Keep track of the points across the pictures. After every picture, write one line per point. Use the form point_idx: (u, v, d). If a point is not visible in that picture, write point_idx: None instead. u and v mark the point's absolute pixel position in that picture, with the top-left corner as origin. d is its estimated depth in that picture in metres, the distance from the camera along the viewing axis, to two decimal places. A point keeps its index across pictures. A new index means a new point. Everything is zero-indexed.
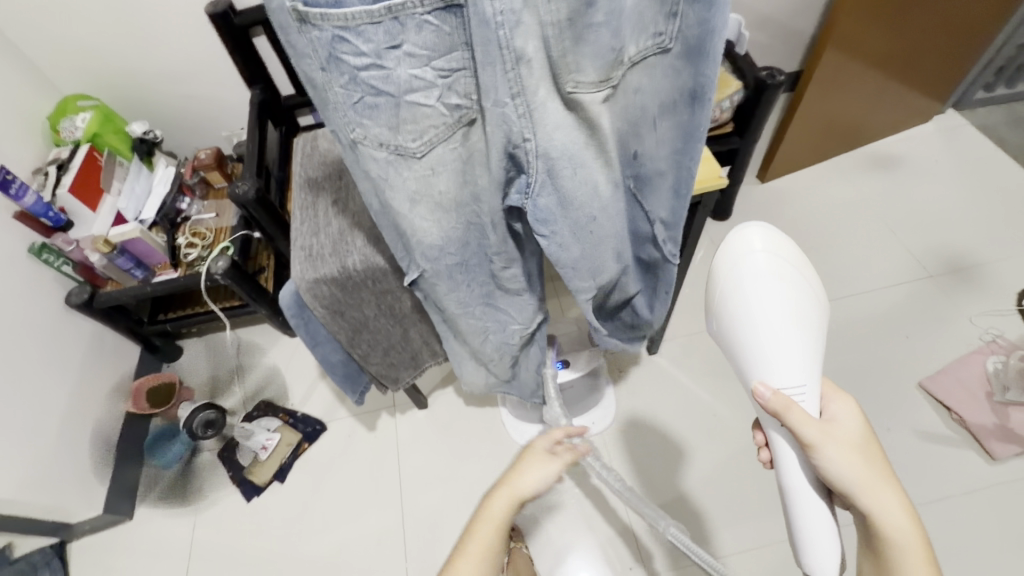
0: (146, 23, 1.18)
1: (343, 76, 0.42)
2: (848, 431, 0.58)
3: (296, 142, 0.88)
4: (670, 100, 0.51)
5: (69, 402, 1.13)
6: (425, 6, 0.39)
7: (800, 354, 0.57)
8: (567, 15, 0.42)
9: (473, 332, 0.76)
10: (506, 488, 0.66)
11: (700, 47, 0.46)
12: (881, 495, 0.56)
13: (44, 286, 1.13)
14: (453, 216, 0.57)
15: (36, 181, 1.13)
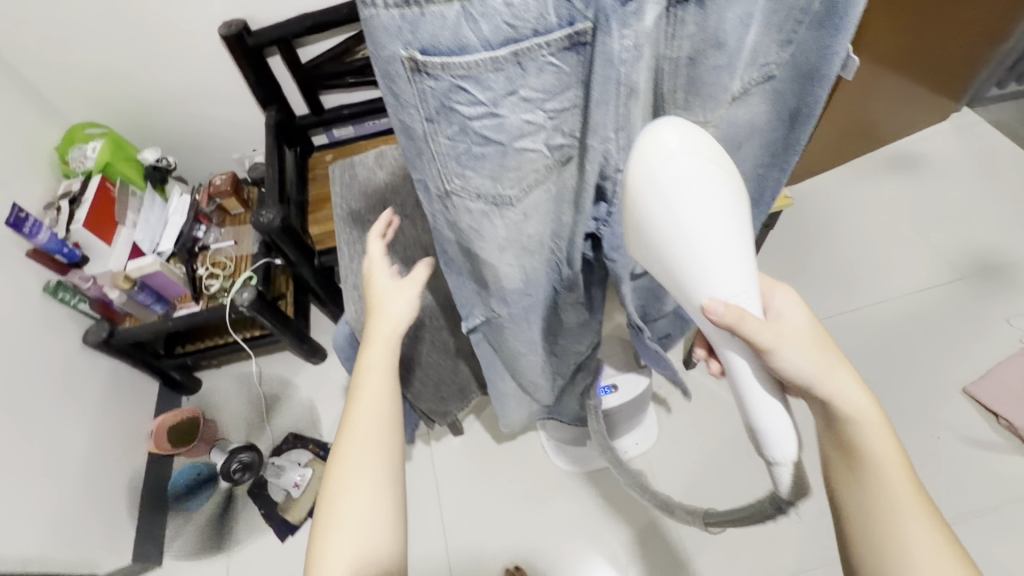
0: (155, 47, 1.13)
1: (451, 126, 0.39)
2: (799, 326, 0.47)
3: (331, 170, 0.84)
4: (765, 122, 0.53)
5: (89, 447, 1.08)
6: (551, 48, 0.36)
7: (735, 260, 0.41)
8: (689, 54, 0.41)
9: (530, 369, 0.72)
10: (377, 339, 0.57)
11: (810, 70, 0.48)
12: (839, 379, 0.46)
13: (60, 326, 1.08)
14: (536, 258, 0.53)
15: (49, 217, 1.07)
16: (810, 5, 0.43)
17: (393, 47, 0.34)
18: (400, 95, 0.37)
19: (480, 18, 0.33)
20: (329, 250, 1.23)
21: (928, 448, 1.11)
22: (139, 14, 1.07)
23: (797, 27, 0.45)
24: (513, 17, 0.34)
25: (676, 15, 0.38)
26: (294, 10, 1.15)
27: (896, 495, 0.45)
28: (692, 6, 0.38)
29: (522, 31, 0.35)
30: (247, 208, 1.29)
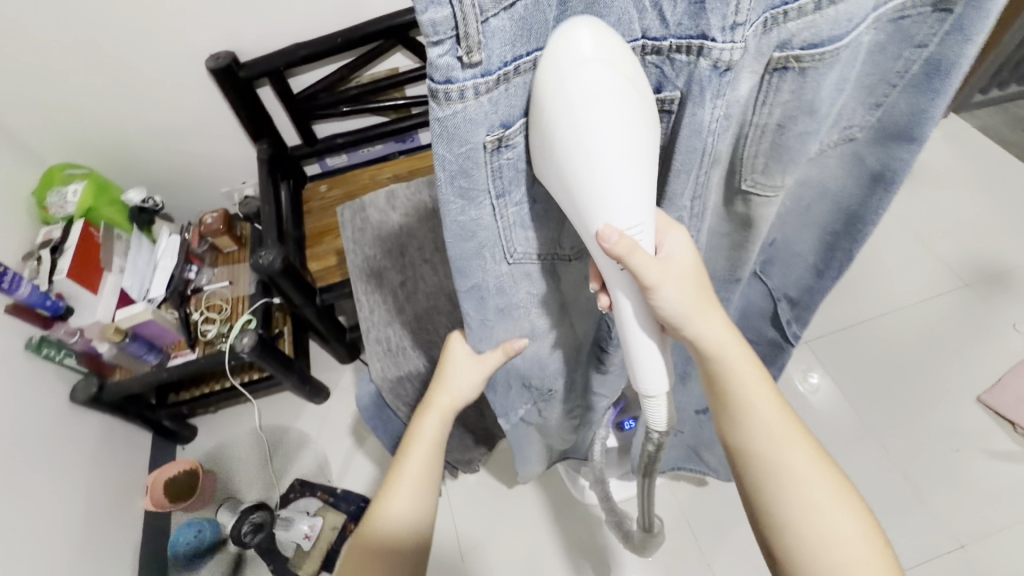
0: (139, 82, 1.07)
1: (519, 190, 0.39)
2: (686, 266, 0.42)
3: (341, 213, 0.80)
4: (839, 185, 0.53)
5: (82, 513, 1.00)
6: None
7: (640, 187, 0.35)
8: (780, 120, 0.40)
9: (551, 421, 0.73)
10: (433, 409, 0.57)
11: (900, 131, 0.46)
12: (710, 323, 0.44)
13: (45, 384, 1.00)
14: (566, 304, 0.55)
15: (29, 268, 1.01)
16: (909, 70, 0.42)
17: (478, 135, 0.33)
18: (472, 180, 0.36)
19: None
20: (331, 287, 1.16)
21: (949, 460, 1.10)
22: (123, 49, 1.01)
23: (888, 91, 0.44)
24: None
25: (769, 82, 0.38)
26: (286, 39, 1.09)
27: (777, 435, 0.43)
28: (790, 74, 0.37)
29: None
30: (241, 245, 1.23)
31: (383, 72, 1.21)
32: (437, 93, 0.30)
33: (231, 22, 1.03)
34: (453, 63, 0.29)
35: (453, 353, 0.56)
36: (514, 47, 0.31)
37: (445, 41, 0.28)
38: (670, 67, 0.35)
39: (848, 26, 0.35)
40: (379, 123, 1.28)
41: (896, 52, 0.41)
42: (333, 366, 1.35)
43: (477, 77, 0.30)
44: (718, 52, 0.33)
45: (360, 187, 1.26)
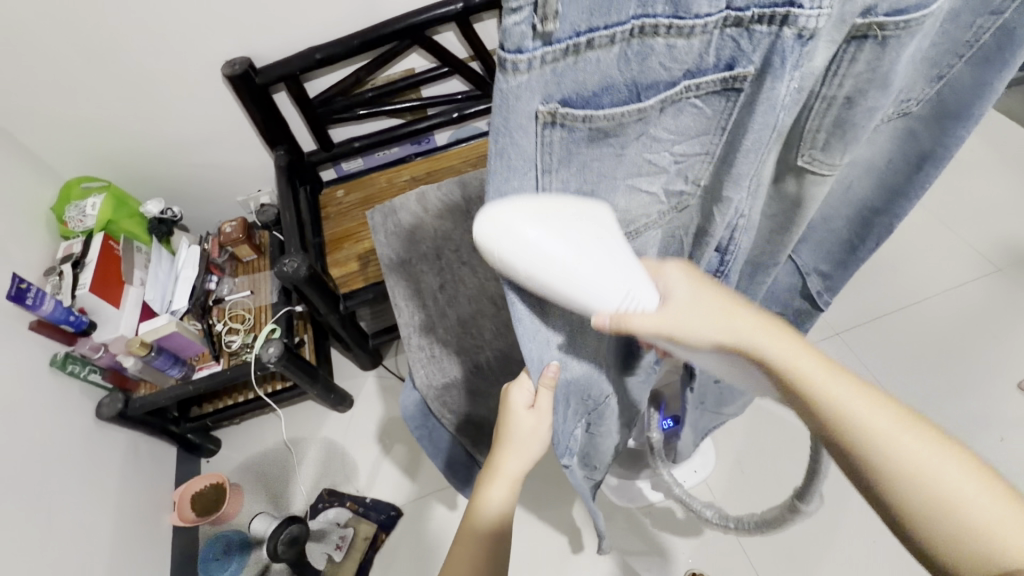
0: (153, 92, 1.05)
1: (570, 169, 0.32)
2: (692, 304, 0.40)
3: (369, 215, 0.78)
4: (884, 156, 0.49)
5: (113, 532, 0.98)
6: (698, 90, 0.32)
7: (615, 268, 0.33)
8: (848, 94, 0.36)
9: (605, 447, 0.69)
10: (499, 477, 0.51)
11: (958, 107, 0.43)
12: (759, 333, 0.39)
13: (71, 402, 0.99)
14: None
15: (51, 283, 0.99)
16: (980, 38, 0.38)
17: (534, 106, 0.27)
18: (524, 157, 0.29)
19: (632, 58, 0.28)
20: (354, 293, 1.13)
21: (993, 450, 1.08)
22: (137, 58, 0.99)
23: (955, 62, 0.40)
24: (670, 59, 0.29)
25: (845, 52, 0.33)
26: (301, 42, 1.07)
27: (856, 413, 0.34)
28: (870, 44, 0.32)
29: (674, 74, 0.30)
30: (260, 254, 1.22)
31: (399, 72, 1.19)
32: (501, 62, 0.25)
33: (246, 27, 1.01)
34: (527, 31, 0.24)
35: (513, 411, 0.50)
36: (590, 16, 0.25)
37: (523, 7, 0.23)
38: (746, 43, 0.30)
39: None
40: (397, 125, 1.27)
41: (971, 20, 0.37)
42: (355, 373, 1.33)
43: (547, 48, 0.24)
44: (806, 20, 0.28)
45: (379, 192, 1.24)
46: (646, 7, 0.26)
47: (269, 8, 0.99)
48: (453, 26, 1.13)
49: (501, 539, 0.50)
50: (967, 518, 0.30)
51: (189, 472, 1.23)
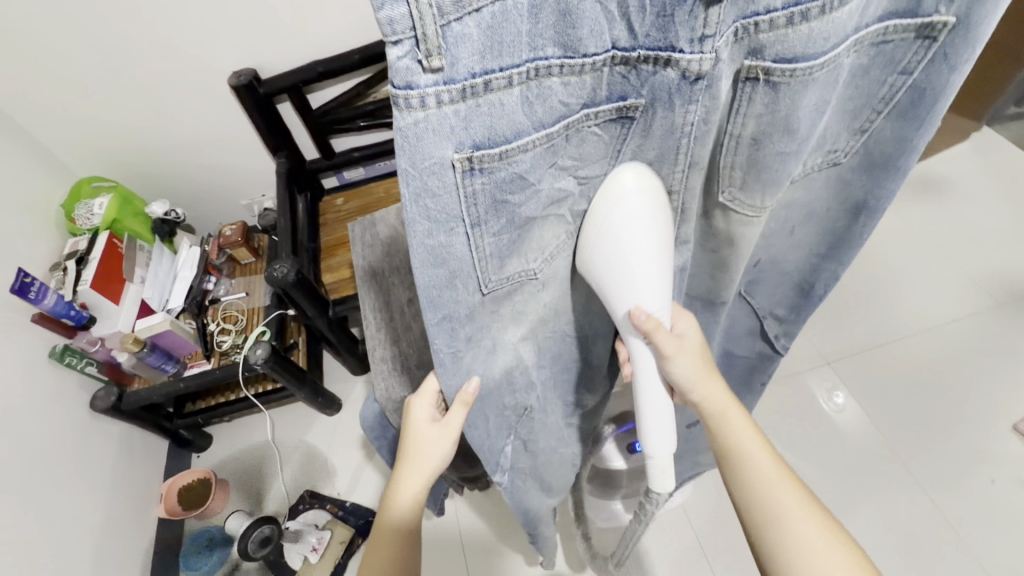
0: (163, 99, 1.10)
1: (498, 220, 0.36)
2: (694, 346, 0.49)
3: (351, 228, 0.81)
4: (824, 207, 0.53)
5: (99, 521, 1.02)
6: (597, 118, 0.35)
7: (664, 281, 0.42)
8: (753, 135, 0.39)
9: (554, 467, 0.74)
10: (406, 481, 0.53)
11: (884, 158, 0.46)
12: (713, 388, 0.50)
13: (67, 392, 1.03)
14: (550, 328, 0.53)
15: (55, 279, 1.05)
16: (895, 96, 0.41)
17: (442, 151, 0.31)
18: (438, 201, 0.33)
19: (534, 100, 0.32)
20: (344, 300, 1.16)
21: (981, 491, 1.05)
22: (149, 66, 1.04)
23: (874, 116, 0.43)
24: (567, 94, 0.33)
25: (742, 93, 0.36)
26: (304, 56, 1.11)
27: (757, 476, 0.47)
28: (761, 86, 0.35)
29: (572, 106, 0.34)
30: (257, 257, 1.25)
31: None
32: (395, 99, 0.28)
33: (251, 40, 1.05)
34: (414, 67, 0.27)
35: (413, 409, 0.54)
36: (483, 57, 0.29)
37: (405, 41, 0.26)
38: (635, 79, 0.34)
39: (825, 45, 0.33)
40: None
41: (883, 76, 0.40)
42: (346, 377, 1.35)
43: (440, 85, 0.28)
44: (686, 63, 0.32)
45: (377, 201, 1.27)
46: (538, 49, 0.30)
47: (273, 22, 1.03)
48: None
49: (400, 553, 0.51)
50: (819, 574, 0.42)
51: (180, 466, 1.27)
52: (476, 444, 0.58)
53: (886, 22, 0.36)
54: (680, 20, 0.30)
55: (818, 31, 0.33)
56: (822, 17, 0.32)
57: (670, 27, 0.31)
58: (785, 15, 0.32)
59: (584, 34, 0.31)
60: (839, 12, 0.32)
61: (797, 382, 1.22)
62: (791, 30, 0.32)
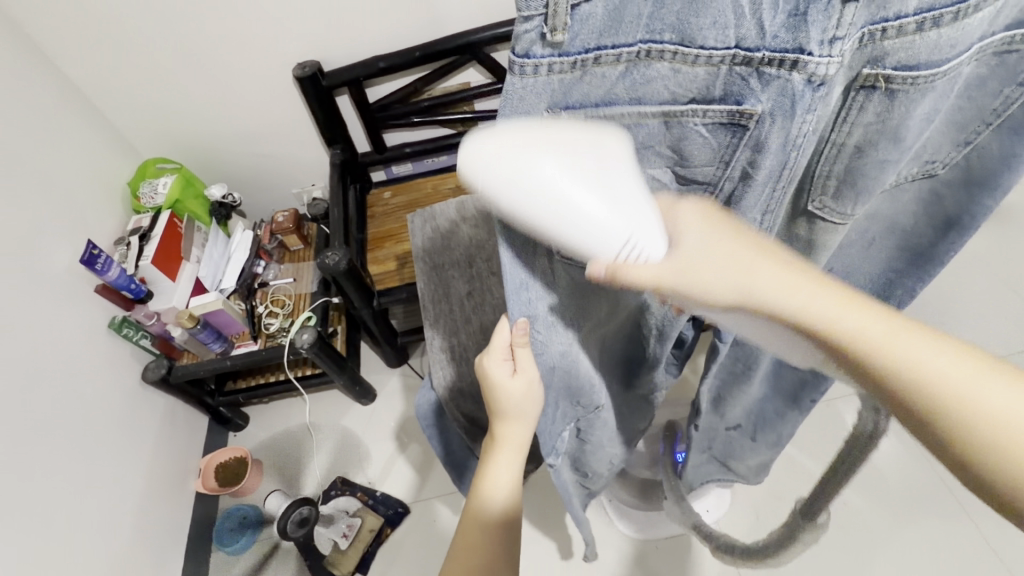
0: (226, 84, 1.13)
1: None
2: (699, 246, 0.38)
3: (410, 219, 0.82)
4: (914, 221, 0.52)
5: (143, 488, 1.05)
6: (705, 118, 0.34)
7: (611, 214, 0.31)
8: (858, 143, 0.38)
9: (602, 461, 0.74)
10: (504, 445, 0.51)
11: (985, 176, 0.44)
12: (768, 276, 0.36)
13: (122, 362, 1.07)
14: (620, 322, 0.55)
15: (119, 253, 1.08)
16: (1007, 110, 0.39)
17: (538, 107, 0.33)
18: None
19: (638, 80, 0.33)
20: (389, 291, 1.17)
21: None
22: (217, 53, 1.07)
23: (982, 129, 0.41)
24: (675, 84, 0.33)
25: (854, 100, 0.36)
26: (365, 51, 1.13)
27: (932, 365, 0.31)
28: (877, 94, 0.35)
29: (679, 99, 0.34)
30: (307, 244, 1.28)
31: (456, 85, 1.23)
32: (516, 64, 0.31)
33: (318, 34, 1.08)
34: (536, 39, 0.30)
35: (497, 384, 0.47)
36: (599, 35, 0.31)
37: (535, 17, 0.29)
38: (756, 81, 0.32)
39: (950, 53, 0.32)
40: (447, 135, 1.31)
41: (996, 89, 0.38)
42: (382, 368, 1.37)
43: (554, 57, 0.31)
44: (814, 66, 0.31)
45: (424, 197, 1.28)
46: (654, 33, 0.31)
47: (338, 19, 1.06)
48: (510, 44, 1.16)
49: (512, 524, 0.51)
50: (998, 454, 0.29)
51: (218, 443, 1.30)
52: (540, 432, 0.56)
53: (1014, 31, 0.34)
54: (813, 15, 0.30)
55: (944, 39, 0.32)
56: (952, 24, 0.31)
57: (801, 26, 0.30)
58: (916, 21, 0.31)
59: (705, 25, 0.30)
60: (971, 18, 0.31)
61: (835, 406, 1.15)
62: (917, 35, 0.31)
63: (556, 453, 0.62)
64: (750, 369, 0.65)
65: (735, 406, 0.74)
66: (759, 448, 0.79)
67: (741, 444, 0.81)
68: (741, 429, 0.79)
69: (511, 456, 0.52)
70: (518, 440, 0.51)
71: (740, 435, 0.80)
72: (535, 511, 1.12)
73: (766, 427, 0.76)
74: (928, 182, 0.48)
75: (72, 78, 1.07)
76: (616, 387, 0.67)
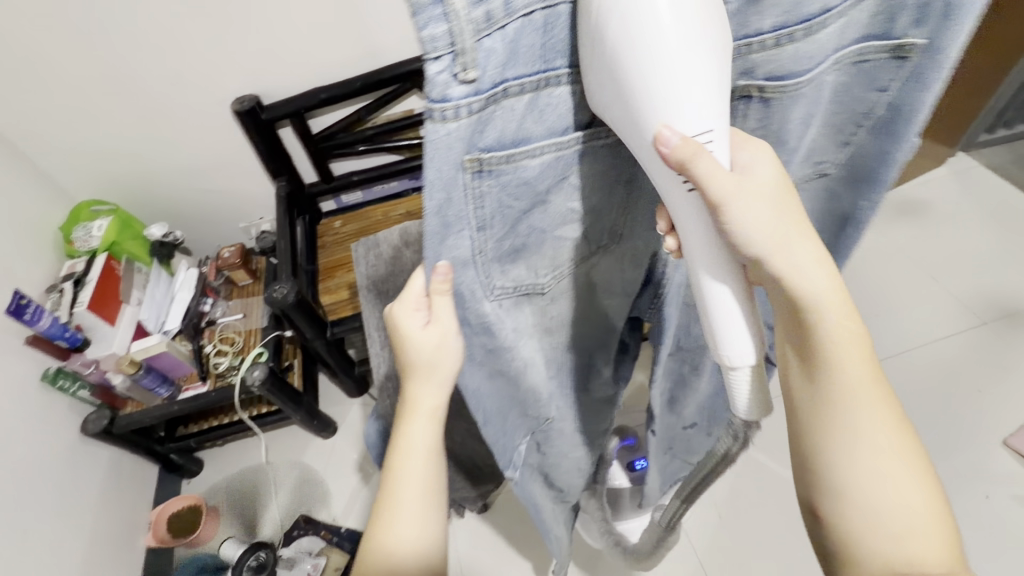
0: (162, 122, 1.11)
1: (500, 225, 0.38)
2: (765, 186, 0.37)
3: (354, 246, 0.83)
4: (814, 217, 0.56)
5: (85, 548, 0.98)
6: (605, 136, 0.38)
7: (705, 87, 0.31)
8: None
9: (570, 472, 0.75)
10: (416, 414, 0.48)
11: (868, 170, 0.50)
12: (790, 258, 0.38)
13: (58, 416, 1.01)
14: (560, 340, 0.57)
15: (51, 300, 1.04)
16: (875, 111, 0.44)
17: (458, 154, 0.32)
18: (455, 206, 0.34)
19: (544, 109, 0.34)
20: (343, 320, 1.16)
21: (973, 507, 1.01)
22: (151, 91, 1.05)
23: (856, 131, 0.46)
24: (576, 106, 0.35)
25: (736, 109, 0.39)
26: (306, 84, 1.14)
27: (873, 416, 0.38)
28: (754, 101, 0.38)
29: (578, 120, 0.36)
30: (256, 278, 1.26)
31: (400, 112, 1.24)
32: (429, 110, 0.29)
33: (256, 68, 1.08)
34: (449, 80, 0.29)
35: (408, 336, 0.45)
36: (503, 69, 0.30)
37: (444, 57, 0.28)
38: None
39: (810, 63, 0.37)
40: (396, 161, 1.31)
41: (861, 94, 0.43)
42: (342, 399, 1.34)
43: (471, 96, 0.30)
44: None
45: (373, 224, 1.28)
46: (549, 62, 0.32)
47: (275, 52, 1.07)
48: None
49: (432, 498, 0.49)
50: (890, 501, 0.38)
51: (170, 493, 1.24)
52: (493, 445, 0.58)
53: (862, 44, 0.39)
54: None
55: (803, 51, 0.36)
56: (806, 38, 0.35)
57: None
58: (774, 37, 0.34)
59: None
60: (822, 32, 0.35)
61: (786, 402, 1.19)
62: (779, 49, 0.35)
63: (513, 466, 0.65)
64: (696, 370, 0.68)
65: (690, 403, 0.76)
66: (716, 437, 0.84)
67: (699, 438, 0.85)
68: (700, 426, 0.82)
69: (422, 426, 0.49)
70: (430, 406, 0.48)
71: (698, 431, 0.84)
72: (489, 513, 1.13)
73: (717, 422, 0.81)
74: (823, 182, 0.53)
75: None
76: (574, 399, 0.68)
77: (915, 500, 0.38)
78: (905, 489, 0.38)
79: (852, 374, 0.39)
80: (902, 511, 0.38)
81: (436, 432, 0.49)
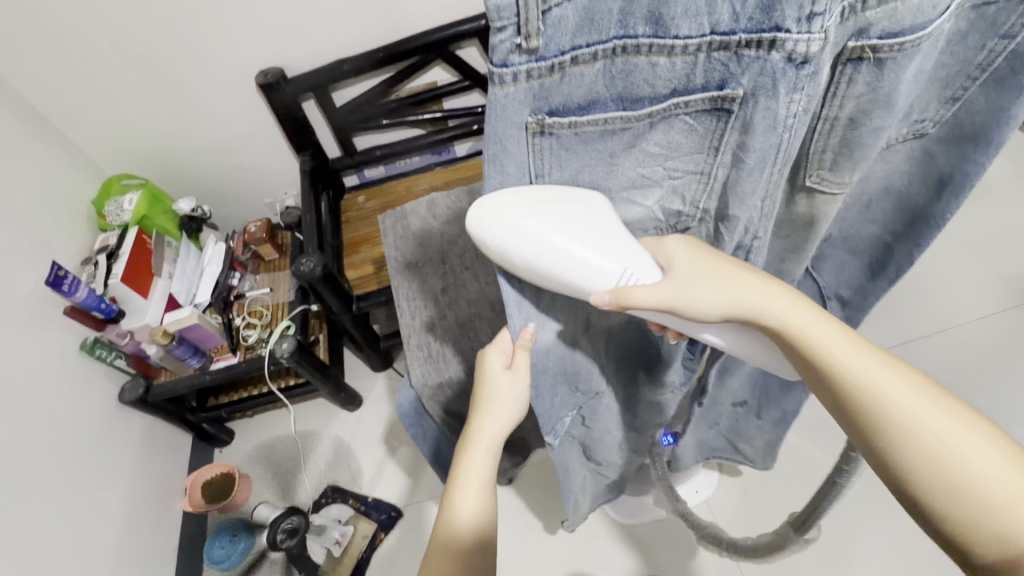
0: (187, 94, 1.10)
1: (560, 171, 0.38)
2: (684, 274, 0.42)
3: (380, 221, 0.84)
4: (904, 182, 0.52)
5: (123, 513, 1.02)
6: (689, 108, 0.35)
7: (606, 247, 0.38)
8: (851, 114, 0.38)
9: (607, 446, 0.74)
10: (477, 448, 0.51)
11: (976, 131, 0.45)
12: (741, 293, 0.41)
13: (95, 384, 1.04)
14: (616, 311, 0.56)
15: (87, 272, 1.07)
16: (993, 61, 0.40)
17: (520, 114, 0.33)
18: (510, 156, 0.35)
19: (618, 75, 0.33)
20: (368, 295, 1.16)
21: None
22: (176, 62, 1.05)
23: (968, 83, 0.42)
24: (656, 76, 0.33)
25: (842, 73, 0.36)
26: (330, 56, 1.12)
27: (880, 380, 0.36)
28: (865, 64, 0.35)
29: (661, 90, 0.34)
30: (281, 253, 1.28)
31: (423, 85, 1.22)
32: (495, 76, 0.31)
33: (280, 39, 1.06)
34: (512, 48, 0.29)
35: (491, 373, 0.50)
36: (574, 35, 0.30)
37: (508, 27, 0.29)
38: (736, 66, 0.33)
39: (931, 13, 0.33)
40: (418, 136, 1.30)
41: (980, 42, 0.39)
42: (368, 373, 1.36)
43: (533, 63, 0.30)
44: (793, 44, 0.31)
45: (397, 199, 1.27)
46: (627, 28, 0.31)
47: (299, 20, 1.04)
48: (475, 41, 1.15)
49: (484, 538, 0.49)
50: (952, 454, 0.33)
51: (203, 461, 1.28)
52: (542, 415, 0.56)
53: None
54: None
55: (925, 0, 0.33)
56: None
57: (776, 8, 0.30)
58: None
59: (677, 14, 0.30)
60: None
61: None
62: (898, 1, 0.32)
63: (554, 435, 0.61)
64: None
65: (738, 377, 0.74)
66: (764, 424, 0.84)
67: (746, 420, 0.85)
68: (747, 405, 0.82)
69: (481, 462, 0.50)
70: (490, 440, 0.51)
71: (745, 412, 0.84)
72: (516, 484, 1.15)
73: (768, 402, 0.80)
74: (919, 143, 0.48)
75: (25, 96, 1.04)
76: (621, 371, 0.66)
77: (982, 455, 0.33)
78: (971, 443, 0.33)
79: (837, 347, 0.39)
80: (969, 464, 0.33)
81: (493, 467, 0.51)
